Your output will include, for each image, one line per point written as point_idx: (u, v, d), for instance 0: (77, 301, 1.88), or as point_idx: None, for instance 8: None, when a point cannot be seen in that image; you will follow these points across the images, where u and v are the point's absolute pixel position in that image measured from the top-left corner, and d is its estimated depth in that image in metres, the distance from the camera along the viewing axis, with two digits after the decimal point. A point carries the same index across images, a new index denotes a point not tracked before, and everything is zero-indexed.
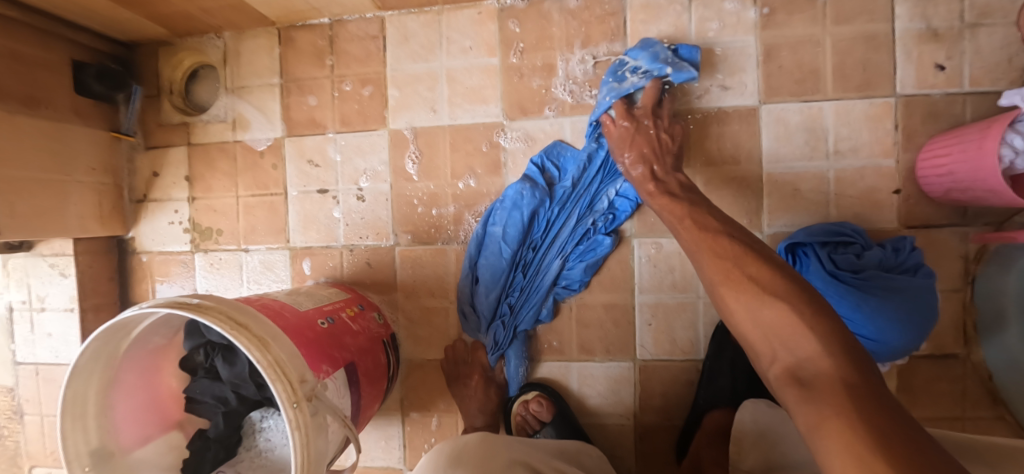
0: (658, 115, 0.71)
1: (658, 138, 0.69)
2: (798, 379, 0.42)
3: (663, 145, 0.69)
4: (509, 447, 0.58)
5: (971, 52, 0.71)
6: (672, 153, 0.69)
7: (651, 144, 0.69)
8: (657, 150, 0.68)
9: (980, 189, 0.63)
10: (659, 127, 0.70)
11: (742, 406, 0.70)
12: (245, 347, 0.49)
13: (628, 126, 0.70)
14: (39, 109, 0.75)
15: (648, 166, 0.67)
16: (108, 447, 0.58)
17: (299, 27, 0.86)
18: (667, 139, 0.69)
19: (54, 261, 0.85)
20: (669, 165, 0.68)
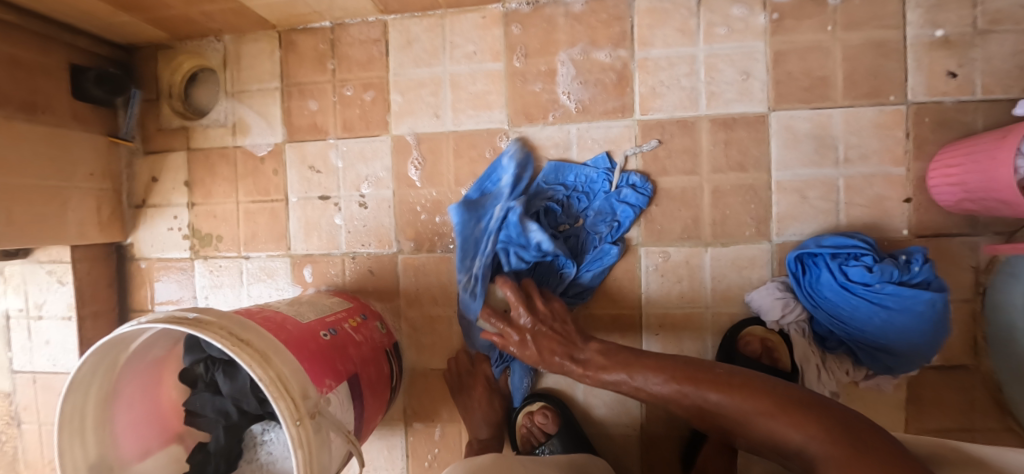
0: (534, 312, 0.64)
1: (553, 331, 0.62)
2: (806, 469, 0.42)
3: (565, 333, 0.62)
4: (523, 465, 0.57)
5: (983, 58, 0.70)
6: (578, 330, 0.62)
7: (554, 340, 0.62)
8: (566, 343, 0.61)
9: (993, 200, 0.62)
10: (538, 334, 0.63)
11: None
12: (246, 363, 0.48)
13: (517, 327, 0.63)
14: (38, 115, 0.74)
15: (555, 351, 0.61)
16: (107, 461, 0.57)
17: (300, 31, 0.84)
18: (561, 322, 0.63)
19: (52, 267, 0.83)
20: (581, 344, 0.60)
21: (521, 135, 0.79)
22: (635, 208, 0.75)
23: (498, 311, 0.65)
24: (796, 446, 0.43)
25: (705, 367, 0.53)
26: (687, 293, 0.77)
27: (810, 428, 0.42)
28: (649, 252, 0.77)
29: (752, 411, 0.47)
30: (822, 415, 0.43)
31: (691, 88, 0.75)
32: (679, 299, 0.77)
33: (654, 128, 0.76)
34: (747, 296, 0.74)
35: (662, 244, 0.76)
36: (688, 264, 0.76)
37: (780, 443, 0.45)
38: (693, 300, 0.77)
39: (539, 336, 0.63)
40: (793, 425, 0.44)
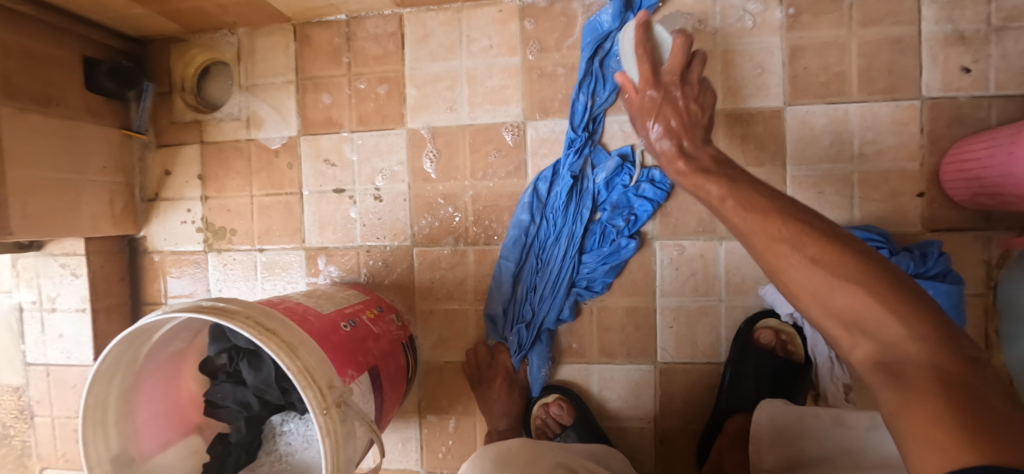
0: (667, 84, 0.65)
1: (686, 108, 0.64)
2: (884, 367, 0.38)
3: (692, 116, 0.64)
4: (552, 452, 0.59)
5: (997, 55, 0.71)
6: (702, 125, 0.64)
7: (677, 113, 0.64)
8: (686, 123, 0.64)
9: (1008, 194, 0.62)
10: (686, 93, 0.65)
11: (759, 405, 0.69)
12: (274, 353, 0.49)
13: (652, 92, 0.65)
14: (51, 107, 0.74)
15: (677, 143, 0.63)
16: (128, 453, 0.57)
17: (315, 24, 0.84)
18: (696, 108, 0.65)
19: (65, 260, 0.83)
20: (699, 138, 0.64)
21: (536, 129, 0.79)
22: (652, 202, 0.75)
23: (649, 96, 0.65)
24: (888, 337, 0.39)
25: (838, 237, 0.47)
26: (702, 285, 0.76)
27: (922, 326, 0.38)
28: (664, 245, 0.77)
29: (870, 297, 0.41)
30: (939, 320, 0.38)
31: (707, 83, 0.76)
32: (694, 292, 0.77)
33: None
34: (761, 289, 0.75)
35: (677, 237, 0.76)
36: (703, 257, 0.76)
37: (867, 325, 0.41)
38: (707, 292, 0.76)
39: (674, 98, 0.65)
40: (899, 318, 0.39)
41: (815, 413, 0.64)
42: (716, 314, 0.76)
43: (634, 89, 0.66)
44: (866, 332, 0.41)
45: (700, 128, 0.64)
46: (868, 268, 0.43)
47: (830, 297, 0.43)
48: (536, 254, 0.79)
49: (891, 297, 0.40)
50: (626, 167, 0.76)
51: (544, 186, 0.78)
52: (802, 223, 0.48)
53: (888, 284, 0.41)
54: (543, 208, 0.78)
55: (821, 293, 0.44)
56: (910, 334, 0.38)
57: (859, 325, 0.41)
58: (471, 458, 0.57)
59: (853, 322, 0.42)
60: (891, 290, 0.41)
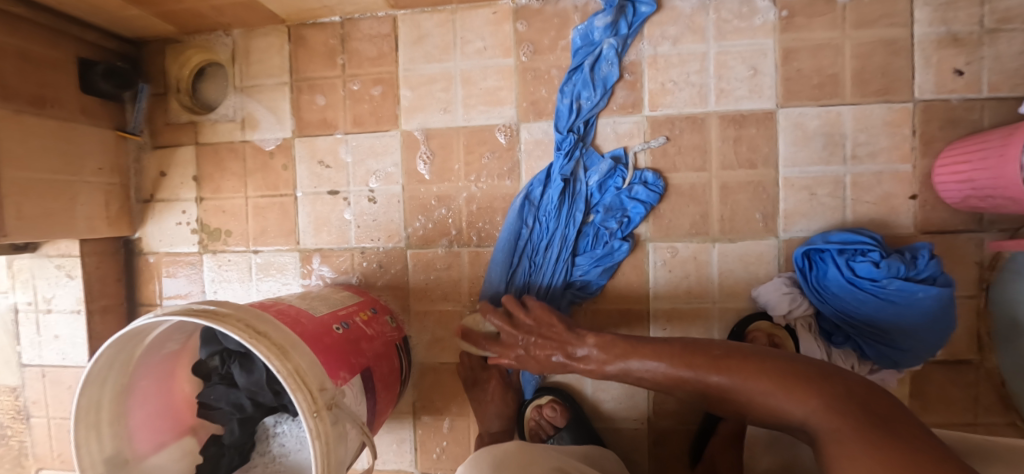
0: (520, 327, 0.64)
1: (540, 347, 0.62)
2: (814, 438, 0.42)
3: (552, 332, 0.61)
4: (547, 455, 0.59)
5: (990, 57, 0.71)
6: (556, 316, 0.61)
7: (545, 346, 0.62)
8: (551, 342, 0.61)
9: (1000, 197, 0.63)
10: (529, 343, 0.63)
11: None
12: (265, 356, 0.49)
13: (506, 330, 0.65)
14: (47, 109, 0.74)
15: (550, 354, 0.61)
16: (123, 455, 0.57)
17: (310, 25, 0.84)
18: (546, 316, 0.62)
19: (61, 261, 0.83)
20: (570, 333, 0.60)
21: (531, 130, 0.79)
22: (645, 204, 0.76)
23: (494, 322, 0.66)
24: (798, 419, 0.44)
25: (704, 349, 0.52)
26: (695, 287, 0.77)
27: (812, 400, 0.43)
28: (657, 247, 0.77)
29: (754, 389, 0.47)
30: (816, 381, 0.44)
31: (700, 85, 0.76)
32: (687, 294, 0.77)
33: (663, 124, 0.77)
34: (754, 290, 0.75)
35: (670, 239, 0.77)
36: (696, 259, 0.77)
37: (787, 417, 0.45)
38: (700, 294, 0.77)
39: (530, 346, 0.63)
40: (795, 399, 0.44)
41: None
42: (708, 316, 0.77)
43: (505, 356, 0.65)
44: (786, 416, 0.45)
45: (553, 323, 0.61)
46: (750, 363, 0.48)
47: (760, 401, 0.46)
48: (530, 254, 0.79)
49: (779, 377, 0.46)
50: (619, 169, 0.77)
51: (538, 190, 0.78)
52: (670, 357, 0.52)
53: (772, 369, 0.47)
54: (536, 211, 0.78)
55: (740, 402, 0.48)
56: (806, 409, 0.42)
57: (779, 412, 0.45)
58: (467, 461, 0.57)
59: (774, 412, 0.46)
60: (776, 369, 0.46)
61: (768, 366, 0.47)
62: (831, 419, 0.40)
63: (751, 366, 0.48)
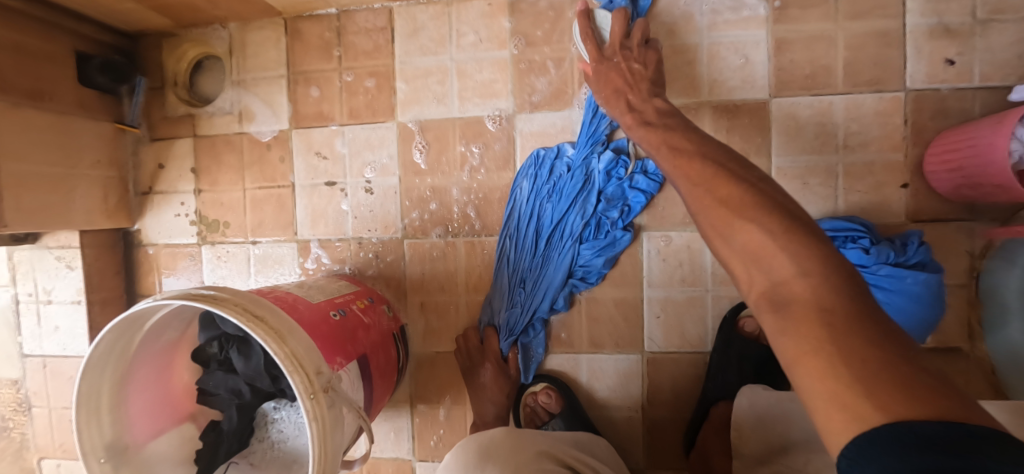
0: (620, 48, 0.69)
1: (630, 68, 0.67)
2: (772, 301, 0.39)
3: (636, 74, 0.67)
4: (534, 439, 0.61)
5: (981, 48, 0.71)
6: (648, 79, 0.67)
7: (622, 75, 0.67)
8: (629, 80, 0.67)
9: (989, 184, 0.64)
10: (623, 57, 0.69)
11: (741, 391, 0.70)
12: (262, 339, 0.50)
13: (597, 61, 0.70)
14: (43, 102, 0.74)
15: (625, 99, 0.66)
16: (122, 441, 0.58)
17: (306, 18, 0.85)
18: (639, 67, 0.68)
19: (61, 253, 0.84)
20: (644, 93, 0.66)
21: (524, 123, 0.79)
22: (644, 194, 0.76)
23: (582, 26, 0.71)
24: (781, 280, 0.39)
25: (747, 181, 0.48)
26: (689, 276, 0.77)
27: (811, 266, 0.38)
28: (651, 237, 0.78)
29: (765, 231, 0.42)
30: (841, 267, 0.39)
31: (694, 75, 0.76)
32: (682, 283, 0.77)
33: None
34: None
35: (664, 229, 0.77)
36: (690, 248, 0.77)
37: (764, 264, 0.41)
38: (693, 283, 0.77)
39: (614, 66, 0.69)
40: (795, 260, 0.39)
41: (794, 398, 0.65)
42: (703, 305, 0.77)
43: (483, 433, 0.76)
44: (763, 270, 0.41)
45: (648, 80, 0.67)
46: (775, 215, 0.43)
47: (735, 236, 0.44)
48: (533, 244, 0.79)
49: (787, 238, 0.41)
50: (622, 159, 0.76)
51: (539, 180, 0.79)
52: (720, 165, 0.51)
53: (783, 225, 0.42)
54: (536, 199, 0.79)
55: (728, 236, 0.45)
56: (799, 271, 0.39)
57: (761, 265, 0.42)
58: (455, 449, 0.59)
59: (755, 262, 0.42)
60: (787, 231, 0.41)
61: (781, 226, 0.42)
62: (819, 292, 0.37)
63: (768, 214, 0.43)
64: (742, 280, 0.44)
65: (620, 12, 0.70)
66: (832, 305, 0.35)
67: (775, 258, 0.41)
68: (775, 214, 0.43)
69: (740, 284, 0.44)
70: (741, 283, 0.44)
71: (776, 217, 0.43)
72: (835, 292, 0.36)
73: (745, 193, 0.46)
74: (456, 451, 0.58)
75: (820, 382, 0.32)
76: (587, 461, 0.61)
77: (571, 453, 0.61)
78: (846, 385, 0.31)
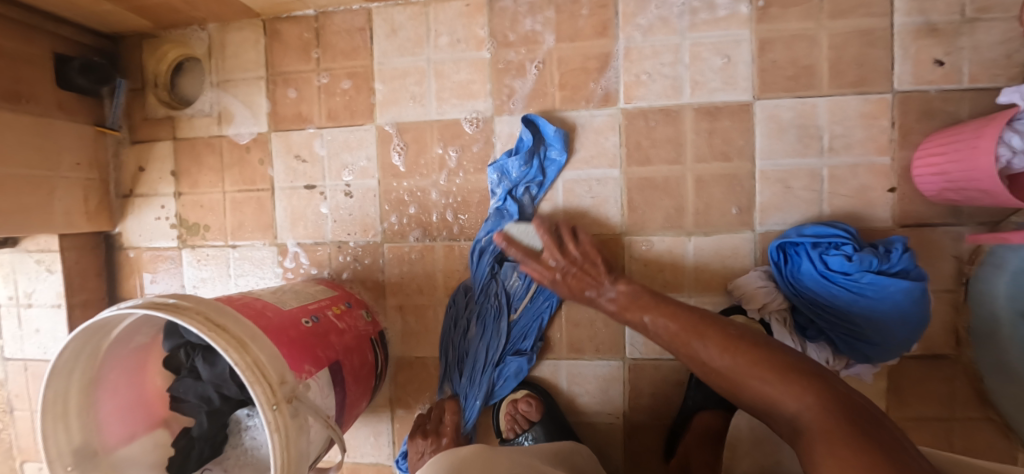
0: (565, 254, 0.69)
1: (585, 268, 0.67)
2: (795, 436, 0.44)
3: (593, 265, 0.67)
4: (507, 456, 0.58)
5: (969, 47, 0.69)
6: (595, 267, 0.67)
7: (583, 278, 0.67)
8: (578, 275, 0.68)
9: (974, 190, 0.62)
10: (567, 272, 0.68)
11: (738, 412, 0.69)
12: (223, 349, 0.49)
13: (545, 274, 0.69)
14: (23, 104, 0.74)
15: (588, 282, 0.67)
16: (90, 446, 0.58)
17: (284, 19, 0.84)
18: (592, 252, 0.68)
19: (40, 256, 0.84)
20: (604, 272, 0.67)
21: (504, 124, 0.78)
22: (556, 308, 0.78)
23: (514, 253, 0.70)
24: (791, 413, 0.45)
25: (719, 324, 0.55)
26: (670, 281, 0.76)
27: (808, 398, 0.44)
28: (632, 241, 0.77)
29: (749, 374, 0.49)
30: (822, 388, 0.45)
31: (674, 77, 0.75)
32: (662, 288, 0.77)
33: (637, 116, 0.76)
34: (730, 284, 0.74)
35: (645, 233, 0.76)
36: (672, 253, 0.76)
37: (775, 409, 0.47)
38: (675, 288, 0.76)
39: (569, 275, 0.68)
40: (791, 394, 0.45)
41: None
42: None
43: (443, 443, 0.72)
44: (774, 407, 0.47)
45: (593, 259, 0.68)
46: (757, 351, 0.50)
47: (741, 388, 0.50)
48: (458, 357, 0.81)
49: (780, 374, 0.47)
50: (531, 274, 0.78)
51: (464, 291, 0.80)
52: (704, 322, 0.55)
53: (774, 364, 0.48)
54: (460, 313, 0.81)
55: (733, 390, 0.51)
56: (801, 403, 0.44)
57: (770, 403, 0.47)
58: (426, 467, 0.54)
59: (766, 403, 0.48)
60: (783, 362, 0.48)
61: (773, 359, 0.49)
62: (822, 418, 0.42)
63: (759, 351, 0.50)
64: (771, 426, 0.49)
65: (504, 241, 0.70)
66: (832, 427, 0.41)
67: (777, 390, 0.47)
68: (763, 351, 0.50)
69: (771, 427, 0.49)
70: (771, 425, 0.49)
71: (765, 355, 0.50)
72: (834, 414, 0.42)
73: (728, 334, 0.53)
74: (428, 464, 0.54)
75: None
76: None
77: (542, 468, 0.58)
78: None
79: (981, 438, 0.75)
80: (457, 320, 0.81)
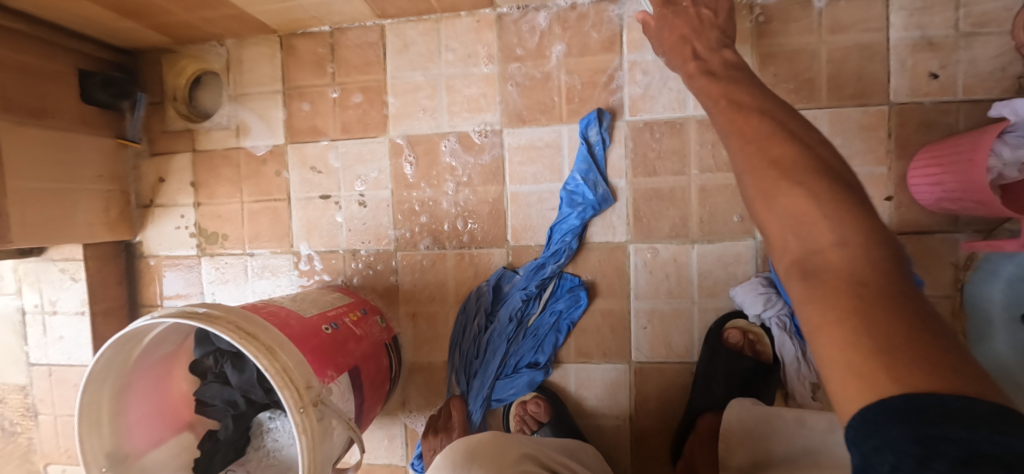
0: None
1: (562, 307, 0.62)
2: (803, 268, 0.35)
3: None
4: (519, 442, 0.61)
5: (964, 61, 0.72)
6: (719, 28, 0.60)
7: None
8: (698, 28, 0.60)
9: (969, 200, 0.65)
10: None
11: (729, 405, 0.71)
12: (254, 356, 0.52)
13: None
14: (46, 119, 0.77)
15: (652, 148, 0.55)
16: (123, 450, 0.60)
17: (300, 34, 0.87)
18: None
19: (65, 265, 0.87)
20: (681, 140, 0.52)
21: (514, 136, 0.81)
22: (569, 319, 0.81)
23: None
24: (817, 251, 0.35)
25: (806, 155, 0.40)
26: (675, 288, 0.78)
27: (851, 238, 0.34)
28: (637, 249, 0.79)
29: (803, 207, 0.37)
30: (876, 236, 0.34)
31: (679, 90, 0.77)
32: (667, 295, 0.79)
33: (643, 128, 0.78)
34: (731, 291, 0.76)
35: (650, 241, 0.78)
36: (676, 261, 0.78)
37: (801, 236, 0.36)
38: (680, 294, 0.78)
39: None
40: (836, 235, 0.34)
41: (780, 414, 0.66)
42: (689, 316, 0.79)
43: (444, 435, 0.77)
44: (798, 237, 0.37)
45: (716, 29, 0.60)
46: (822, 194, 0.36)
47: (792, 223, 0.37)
48: (470, 366, 0.83)
49: (830, 203, 0.36)
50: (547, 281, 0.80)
51: (476, 304, 0.83)
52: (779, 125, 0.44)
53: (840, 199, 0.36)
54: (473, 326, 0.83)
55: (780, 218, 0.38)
56: (837, 239, 0.34)
57: (798, 230, 0.37)
58: (444, 452, 0.57)
59: (792, 227, 0.37)
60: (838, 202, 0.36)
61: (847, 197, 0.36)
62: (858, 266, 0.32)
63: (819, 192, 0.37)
64: (775, 243, 0.39)
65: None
66: (866, 277, 0.31)
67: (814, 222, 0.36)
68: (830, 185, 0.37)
69: (773, 247, 0.39)
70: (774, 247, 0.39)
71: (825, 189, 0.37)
72: (873, 265, 0.32)
73: (793, 148, 0.41)
74: (442, 456, 0.57)
75: (842, 350, 0.29)
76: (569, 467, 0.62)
77: (551, 457, 0.62)
78: (866, 354, 0.28)
79: None
80: (467, 327, 0.83)
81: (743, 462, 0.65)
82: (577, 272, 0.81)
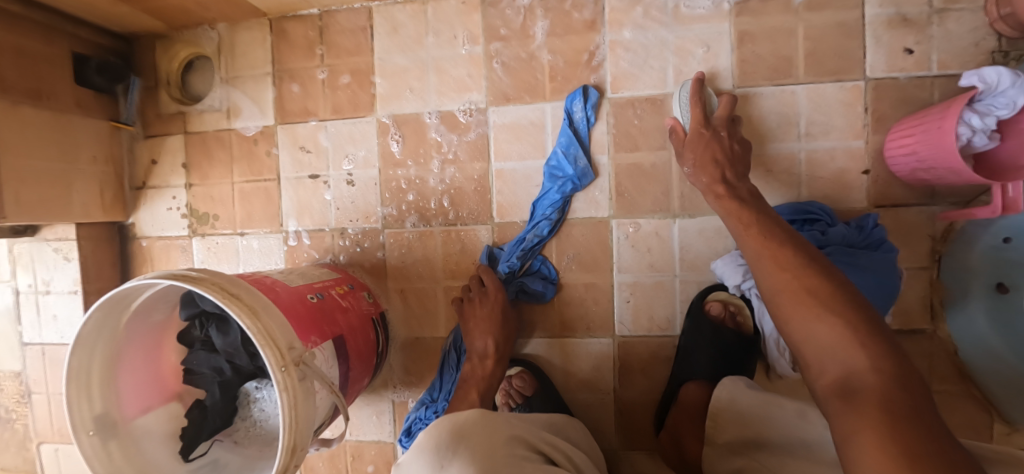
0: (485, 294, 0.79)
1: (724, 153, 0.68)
2: (844, 391, 0.46)
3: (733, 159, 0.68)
4: (507, 423, 0.58)
5: (939, 37, 0.74)
6: (742, 160, 0.69)
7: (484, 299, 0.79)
8: (730, 156, 0.68)
9: (941, 168, 0.66)
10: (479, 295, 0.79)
11: (720, 382, 0.72)
12: (237, 315, 0.53)
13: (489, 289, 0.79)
14: (43, 101, 0.78)
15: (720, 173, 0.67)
16: (111, 415, 0.61)
17: (291, 18, 0.88)
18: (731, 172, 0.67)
19: (58, 245, 0.88)
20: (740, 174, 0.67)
21: (499, 114, 0.83)
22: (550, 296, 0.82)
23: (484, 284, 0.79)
24: (845, 373, 0.47)
25: (837, 285, 0.53)
26: (658, 262, 0.80)
27: (879, 362, 0.46)
28: (620, 224, 0.80)
29: (833, 341, 0.49)
30: (888, 357, 0.46)
31: (660, 68, 0.79)
32: (649, 268, 0.80)
33: (626, 106, 0.79)
34: (712, 264, 0.77)
35: (633, 216, 0.80)
36: (659, 235, 0.79)
37: (835, 357, 0.48)
38: (662, 268, 0.80)
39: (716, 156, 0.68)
40: (867, 362, 0.46)
41: (780, 404, 0.64)
42: (671, 290, 0.80)
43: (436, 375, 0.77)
44: (837, 358, 0.48)
45: (741, 162, 0.68)
46: (845, 321, 0.49)
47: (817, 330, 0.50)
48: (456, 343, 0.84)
49: (861, 328, 0.48)
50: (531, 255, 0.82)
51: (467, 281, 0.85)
52: (808, 254, 0.56)
53: (867, 330, 0.48)
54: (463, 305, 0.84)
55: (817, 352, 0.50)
56: (872, 366, 0.46)
57: (837, 351, 0.48)
58: (427, 432, 0.55)
59: (829, 348, 0.49)
60: (861, 319, 0.49)
61: (867, 325, 0.49)
62: (878, 386, 0.44)
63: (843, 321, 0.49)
64: (814, 366, 0.50)
65: (729, 99, 0.72)
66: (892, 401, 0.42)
67: (848, 349, 0.48)
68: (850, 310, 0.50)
69: (812, 368, 0.51)
70: (812, 369, 0.51)
71: (844, 308, 0.50)
72: (896, 390, 0.43)
73: (824, 278, 0.53)
74: (427, 435, 0.55)
75: (873, 454, 0.39)
76: (559, 445, 0.61)
77: (543, 439, 0.60)
78: (894, 459, 0.37)
79: (958, 410, 0.78)
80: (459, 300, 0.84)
81: (730, 439, 0.67)
82: (561, 248, 0.82)
